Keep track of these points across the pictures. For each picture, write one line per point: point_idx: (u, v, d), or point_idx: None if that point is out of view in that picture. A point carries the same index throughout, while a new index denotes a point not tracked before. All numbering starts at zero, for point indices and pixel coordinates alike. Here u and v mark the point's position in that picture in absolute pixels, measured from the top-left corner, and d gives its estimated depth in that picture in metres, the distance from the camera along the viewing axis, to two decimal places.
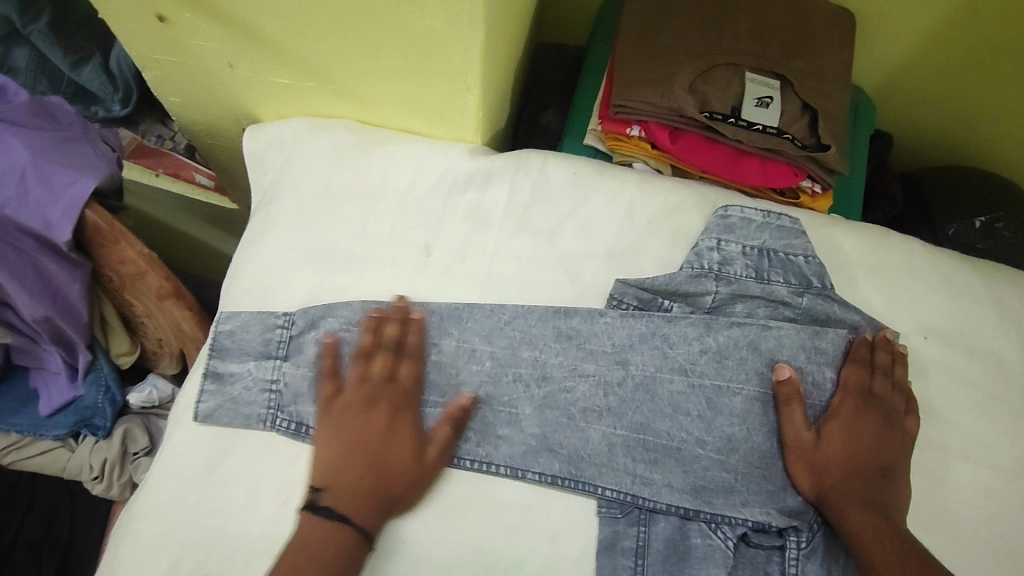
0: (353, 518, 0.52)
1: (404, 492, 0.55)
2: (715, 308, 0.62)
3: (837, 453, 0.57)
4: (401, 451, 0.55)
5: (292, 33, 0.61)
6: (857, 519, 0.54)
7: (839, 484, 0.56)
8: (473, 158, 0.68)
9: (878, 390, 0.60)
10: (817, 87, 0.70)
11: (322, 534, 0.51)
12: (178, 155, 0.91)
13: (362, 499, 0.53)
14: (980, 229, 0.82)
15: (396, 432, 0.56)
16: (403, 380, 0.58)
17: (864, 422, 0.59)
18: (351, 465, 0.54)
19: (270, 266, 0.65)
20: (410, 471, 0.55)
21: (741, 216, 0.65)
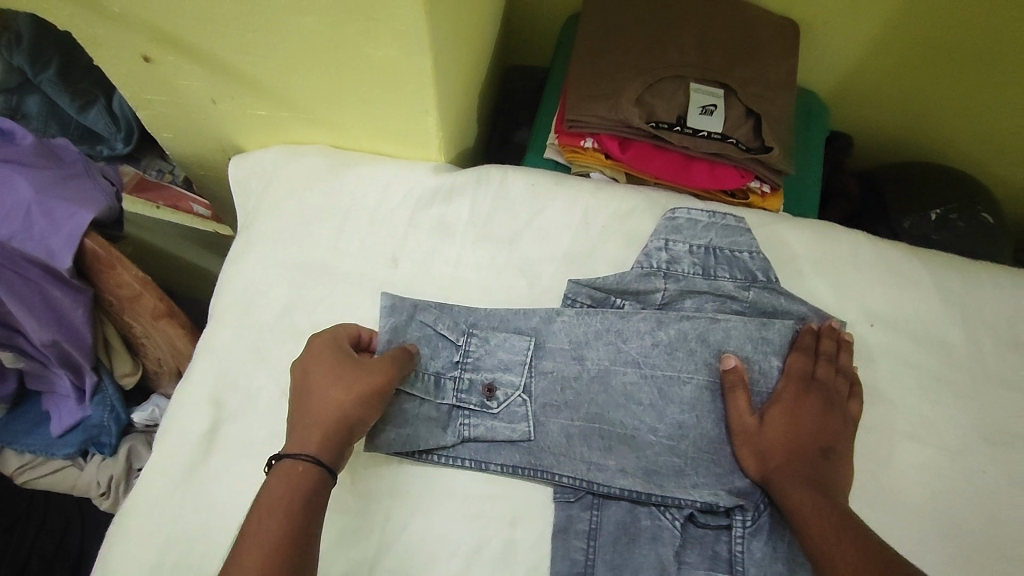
0: (293, 449, 0.53)
1: (342, 404, 0.55)
2: (664, 304, 0.66)
3: (779, 435, 0.60)
4: (327, 373, 0.57)
5: (264, 67, 0.67)
6: (797, 497, 0.56)
7: (781, 465, 0.59)
8: (437, 175, 0.73)
9: (819, 374, 0.63)
10: (759, 93, 0.74)
11: (272, 474, 0.52)
12: (177, 188, 1.02)
13: (309, 431, 0.54)
14: (935, 221, 0.84)
15: (322, 359, 0.58)
16: (339, 328, 0.61)
17: (806, 404, 0.62)
18: (296, 405, 0.56)
19: (250, 283, 0.70)
20: (341, 383, 0.56)
21: (688, 218, 0.68)
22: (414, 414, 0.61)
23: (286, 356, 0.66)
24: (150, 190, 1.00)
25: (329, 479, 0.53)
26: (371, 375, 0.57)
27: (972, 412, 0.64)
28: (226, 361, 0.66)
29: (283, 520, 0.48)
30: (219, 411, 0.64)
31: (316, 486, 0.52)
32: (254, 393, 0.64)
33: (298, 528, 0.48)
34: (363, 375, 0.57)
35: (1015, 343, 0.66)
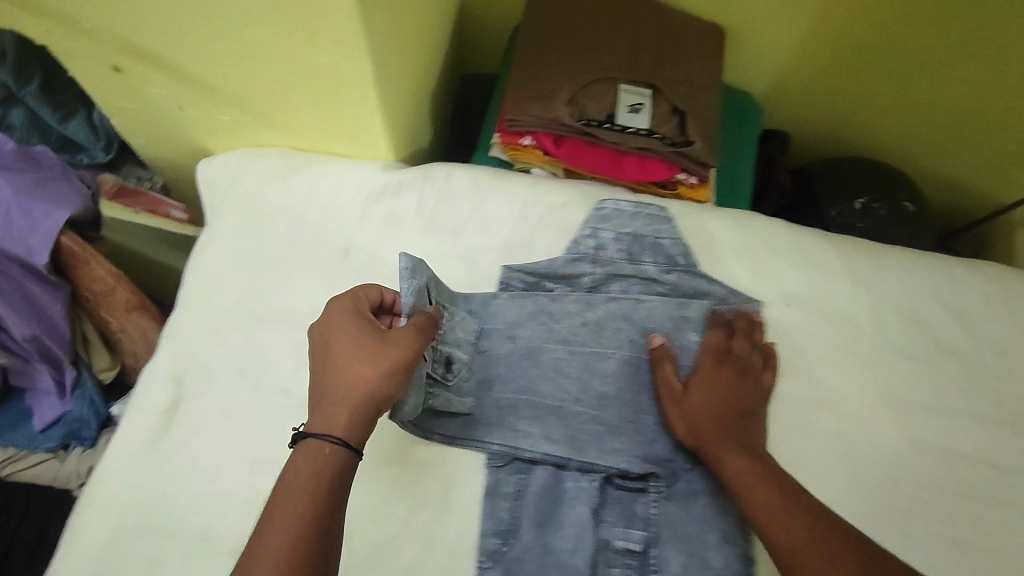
0: (317, 427, 0.53)
1: (369, 382, 0.54)
2: (593, 287, 0.72)
3: (703, 404, 0.65)
4: (352, 348, 0.55)
5: (223, 75, 0.73)
6: (733, 464, 0.62)
7: (711, 435, 0.63)
8: (386, 172, 0.79)
9: (732, 348, 0.68)
10: (686, 92, 0.80)
11: (298, 454, 0.52)
12: (155, 194, 1.02)
13: (334, 410, 0.53)
14: (859, 209, 0.90)
15: (346, 333, 0.56)
16: (361, 295, 0.60)
17: (726, 375, 0.67)
18: (320, 380, 0.55)
19: (211, 273, 0.75)
20: (367, 360, 0.54)
21: (615, 208, 0.74)
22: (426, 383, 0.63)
23: (244, 339, 0.71)
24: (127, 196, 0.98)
25: (355, 459, 0.53)
26: (397, 351, 0.55)
27: (875, 382, 0.70)
28: (188, 344, 0.72)
29: (309, 502, 0.50)
30: (179, 388, 0.69)
31: (340, 466, 0.52)
32: (213, 373, 0.70)
33: (323, 511, 0.50)
34: (389, 352, 0.55)
35: (916, 319, 0.72)
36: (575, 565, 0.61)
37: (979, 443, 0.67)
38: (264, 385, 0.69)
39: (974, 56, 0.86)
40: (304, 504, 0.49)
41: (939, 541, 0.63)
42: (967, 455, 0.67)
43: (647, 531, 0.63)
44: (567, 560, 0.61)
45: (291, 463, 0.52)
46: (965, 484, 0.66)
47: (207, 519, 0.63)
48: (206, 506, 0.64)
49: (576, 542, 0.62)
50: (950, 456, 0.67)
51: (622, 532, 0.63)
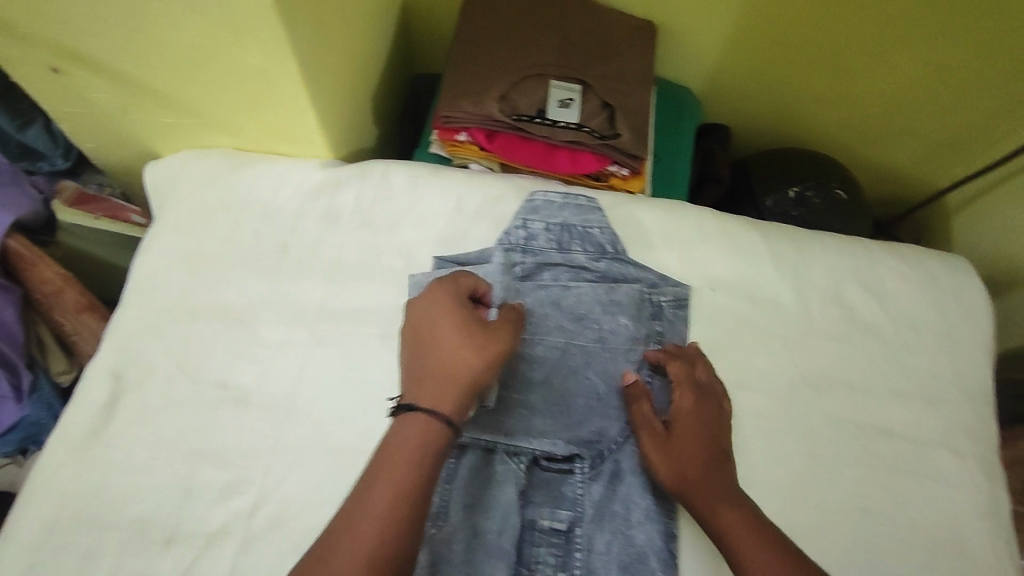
0: (420, 402, 0.55)
1: (473, 367, 0.56)
2: (525, 275, 0.73)
3: (687, 448, 0.62)
4: (456, 333, 0.58)
5: (160, 77, 0.75)
6: (727, 518, 0.58)
7: (700, 481, 0.60)
8: (323, 170, 0.81)
9: (703, 385, 0.66)
10: (617, 87, 0.82)
11: (404, 423, 0.54)
12: (116, 201, 1.02)
13: (439, 386, 0.55)
14: (793, 198, 0.92)
15: (449, 318, 0.59)
16: (459, 282, 0.63)
17: (706, 412, 0.64)
18: (421, 358, 0.57)
19: (152, 270, 0.77)
20: (471, 346, 0.57)
21: (544, 200, 0.76)
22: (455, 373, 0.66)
23: (184, 333, 0.73)
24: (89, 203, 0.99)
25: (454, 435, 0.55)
26: (496, 343, 0.59)
27: (798, 362, 0.72)
28: (127, 339, 0.73)
29: (412, 471, 0.52)
30: (118, 383, 0.70)
31: (442, 440, 0.54)
32: (153, 367, 0.71)
33: (425, 483, 0.52)
34: (489, 343, 0.58)
35: (838, 300, 0.75)
36: (502, 546, 0.62)
37: (894, 418, 0.70)
38: (203, 378, 0.71)
39: (898, 48, 0.89)
40: (410, 472, 0.52)
41: (856, 512, 0.65)
42: (882, 429, 0.69)
43: (572, 512, 0.65)
44: (493, 541, 0.62)
45: (393, 432, 0.54)
46: (881, 457, 0.68)
47: (143, 509, 0.65)
48: (143, 496, 0.65)
49: (503, 523, 0.63)
50: (868, 430, 0.69)
51: (548, 512, 0.65)
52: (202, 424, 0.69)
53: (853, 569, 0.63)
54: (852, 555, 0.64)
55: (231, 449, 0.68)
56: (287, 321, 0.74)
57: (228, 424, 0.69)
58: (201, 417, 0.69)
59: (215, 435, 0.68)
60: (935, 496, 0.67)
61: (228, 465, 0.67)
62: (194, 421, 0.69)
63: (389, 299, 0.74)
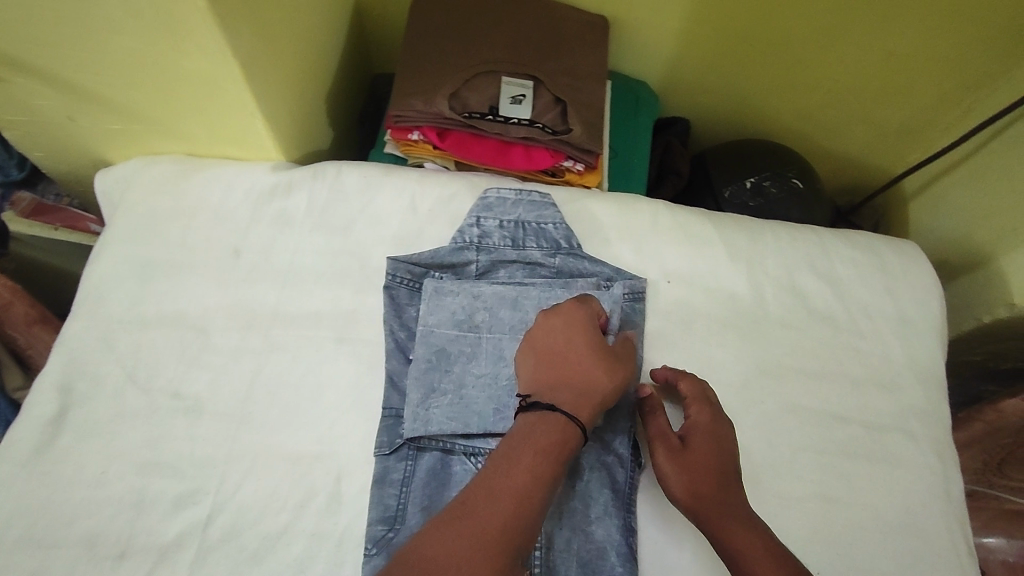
0: (557, 404, 0.57)
1: (607, 383, 0.59)
2: (480, 274, 0.73)
3: (703, 464, 0.60)
4: (594, 350, 0.61)
5: (101, 83, 0.73)
6: (742, 538, 0.55)
7: (713, 497, 0.58)
8: (275, 173, 0.80)
9: (714, 401, 0.65)
10: (568, 83, 0.82)
11: (538, 421, 0.56)
12: (75, 209, 1.02)
13: (573, 394, 0.58)
14: (750, 189, 0.93)
15: (584, 336, 0.62)
16: (593, 305, 0.67)
17: (720, 428, 0.63)
18: (557, 366, 0.60)
19: (101, 280, 0.75)
20: (606, 366, 0.61)
21: (497, 197, 0.76)
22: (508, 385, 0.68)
23: (135, 343, 0.72)
24: (46, 212, 0.99)
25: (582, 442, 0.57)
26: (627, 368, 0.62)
27: (754, 351, 0.72)
28: (76, 352, 0.71)
29: (545, 465, 0.53)
30: (66, 396, 0.69)
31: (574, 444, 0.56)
32: (103, 378, 0.70)
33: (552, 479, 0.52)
34: (621, 365, 0.62)
35: (793, 289, 0.75)
36: None
37: (849, 403, 0.70)
38: (155, 388, 0.70)
39: (849, 38, 0.90)
40: (545, 466, 0.52)
41: (812, 498, 0.66)
42: (837, 415, 0.70)
43: None
44: None
45: (527, 428, 0.55)
46: (837, 442, 0.69)
47: (94, 524, 0.63)
48: (93, 511, 0.64)
49: None
50: (823, 416, 0.70)
51: None
52: (153, 435, 0.67)
53: (811, 554, 0.63)
54: (809, 541, 0.64)
55: (185, 459, 0.66)
56: (240, 328, 0.73)
57: (180, 434, 0.68)
58: (153, 427, 0.68)
59: (168, 445, 0.67)
60: (890, 478, 0.68)
61: (181, 475, 0.66)
62: (145, 432, 0.68)
63: (343, 301, 0.74)
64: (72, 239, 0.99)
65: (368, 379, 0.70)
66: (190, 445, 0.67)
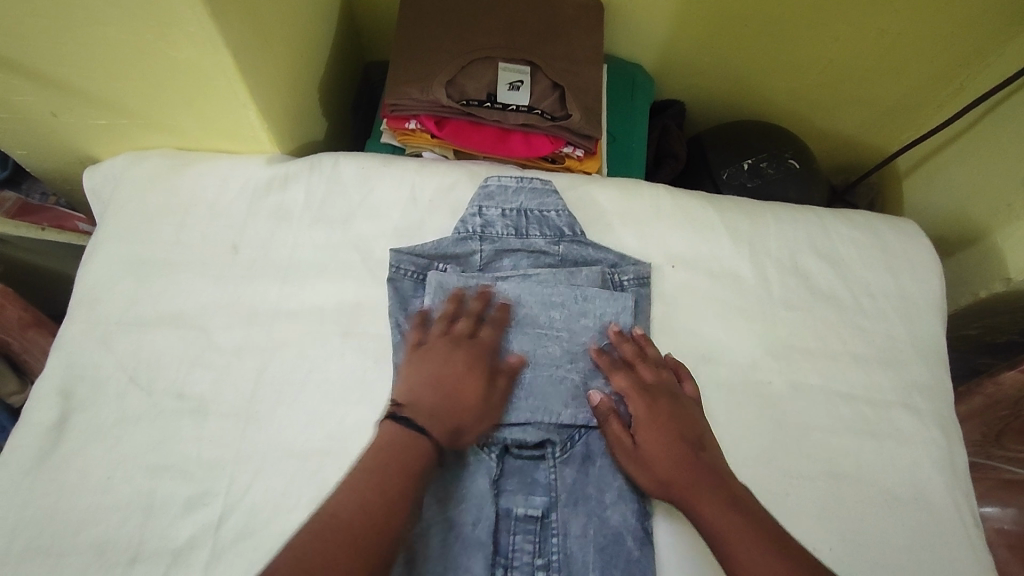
0: (425, 430, 0.59)
1: (471, 421, 0.62)
2: (484, 264, 0.73)
3: (657, 452, 0.61)
4: (474, 387, 0.63)
5: (87, 77, 0.71)
6: (709, 514, 0.57)
7: (674, 480, 0.60)
8: (270, 166, 0.78)
9: (650, 382, 0.66)
10: (566, 68, 0.81)
11: (398, 442, 0.58)
12: (61, 209, 0.99)
13: (442, 425, 0.60)
14: (748, 170, 0.93)
15: (473, 371, 0.63)
16: (494, 332, 0.67)
17: (664, 409, 0.64)
18: (437, 390, 0.61)
19: (96, 281, 0.74)
20: (480, 405, 0.63)
21: (498, 185, 0.75)
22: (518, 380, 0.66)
23: (135, 344, 0.71)
24: (33, 213, 0.96)
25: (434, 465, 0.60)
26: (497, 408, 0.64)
27: (760, 332, 0.72)
28: (74, 355, 0.70)
29: (398, 486, 0.55)
30: (67, 400, 0.68)
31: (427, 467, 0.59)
32: (104, 381, 0.69)
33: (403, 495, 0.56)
34: (492, 405, 0.64)
35: (796, 270, 0.75)
36: (478, 537, 0.61)
37: (854, 381, 0.71)
38: (158, 389, 0.69)
39: (843, 17, 0.90)
40: (399, 486, 0.55)
41: (821, 476, 0.67)
42: (844, 393, 0.71)
43: (546, 498, 0.64)
44: (469, 533, 0.61)
45: (389, 445, 0.57)
46: (844, 420, 0.69)
47: (102, 531, 0.62)
48: (100, 518, 0.63)
49: (478, 514, 0.62)
50: (829, 394, 0.70)
51: (522, 499, 0.64)
52: (158, 437, 0.66)
53: (822, 531, 0.64)
54: (820, 518, 0.65)
55: (193, 461, 0.66)
56: (242, 325, 0.72)
57: (187, 435, 0.67)
58: (157, 430, 0.67)
59: (174, 447, 0.66)
60: (896, 453, 0.69)
61: (189, 477, 0.65)
62: (149, 434, 0.67)
63: (347, 295, 0.73)
64: (62, 240, 0.94)
65: (376, 373, 0.69)
66: (197, 445, 0.66)
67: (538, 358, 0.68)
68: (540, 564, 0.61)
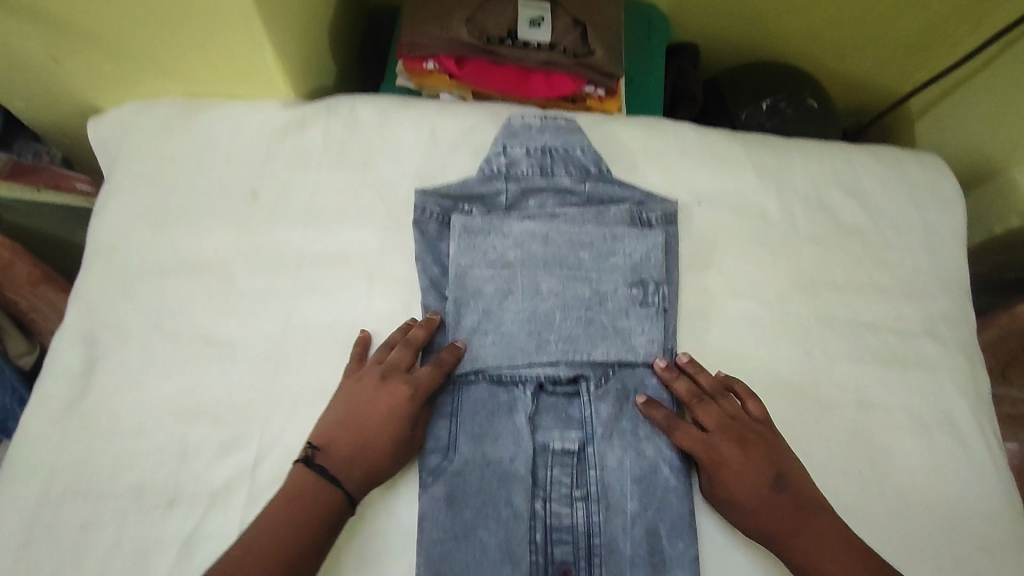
0: (334, 477, 0.57)
1: (385, 467, 0.59)
2: (509, 204, 0.71)
3: (747, 498, 0.59)
4: (392, 431, 0.59)
5: (92, 17, 0.68)
6: (823, 557, 0.57)
7: (773, 526, 0.58)
8: (286, 110, 0.76)
9: (715, 424, 0.62)
10: (586, 4, 0.79)
11: (303, 491, 0.56)
12: (57, 168, 0.94)
13: (352, 472, 0.58)
14: (767, 110, 0.92)
15: (393, 413, 0.60)
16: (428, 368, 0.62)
17: (736, 454, 0.60)
18: (353, 432, 0.59)
19: (113, 229, 0.72)
20: (396, 448, 0.59)
21: (522, 123, 0.73)
22: (547, 322, 0.65)
23: (156, 292, 0.69)
24: (26, 173, 0.90)
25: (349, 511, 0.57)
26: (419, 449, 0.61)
27: (788, 267, 0.72)
28: (96, 304, 0.69)
29: (299, 538, 0.54)
30: (93, 350, 0.67)
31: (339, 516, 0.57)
32: (128, 329, 0.68)
33: (306, 547, 0.54)
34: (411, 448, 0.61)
35: (821, 204, 0.75)
36: (517, 471, 0.61)
37: (881, 313, 0.72)
38: (184, 336, 0.68)
39: None
40: (300, 538, 0.54)
41: (850, 404, 0.68)
42: (871, 324, 0.71)
43: (582, 432, 0.64)
44: (508, 467, 0.61)
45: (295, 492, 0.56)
46: (871, 351, 0.70)
47: (138, 474, 0.62)
48: (136, 462, 0.62)
49: (515, 450, 0.62)
50: (857, 326, 0.71)
51: (558, 434, 0.64)
52: (187, 383, 0.66)
53: (851, 456, 0.66)
54: (850, 446, 0.66)
55: (225, 407, 0.65)
56: (265, 271, 0.70)
57: (216, 381, 0.66)
58: (185, 377, 0.66)
59: (204, 393, 0.65)
60: (923, 381, 0.70)
61: (221, 422, 0.64)
62: (177, 382, 0.66)
63: (371, 239, 0.72)
64: (59, 201, 0.91)
65: (405, 317, 0.69)
66: (227, 390, 0.66)
67: (567, 300, 0.66)
68: (579, 495, 0.62)
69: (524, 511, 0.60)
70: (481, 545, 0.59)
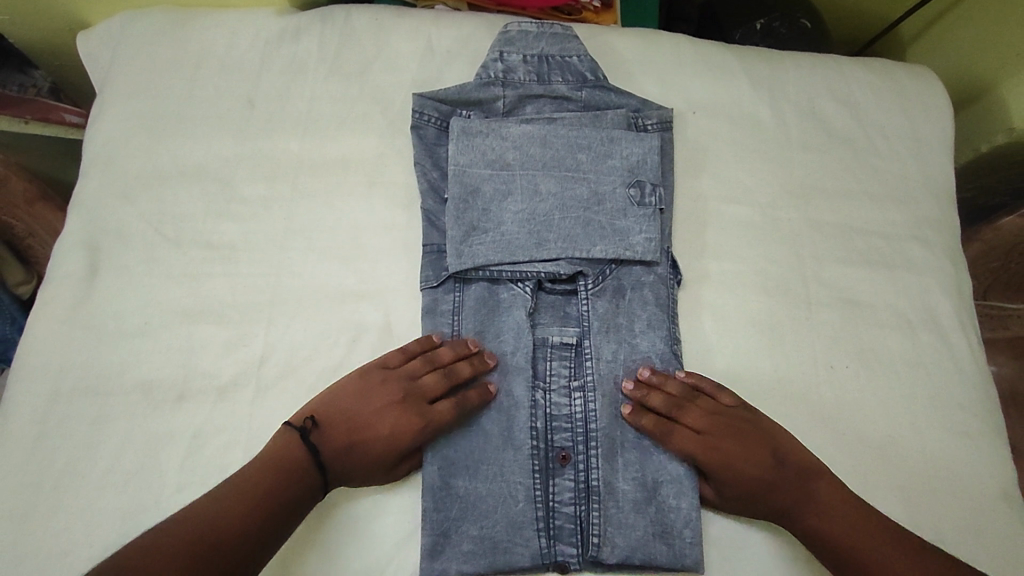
0: (320, 465, 0.56)
1: (362, 479, 0.58)
2: (507, 110, 0.72)
3: (746, 496, 0.59)
4: (386, 457, 0.58)
5: None
6: (839, 530, 0.58)
7: (784, 513, 0.59)
8: (280, 18, 0.76)
9: (704, 425, 0.61)
10: None
11: (286, 462, 0.55)
12: (43, 98, 0.89)
13: (335, 468, 0.57)
14: (760, 30, 0.92)
15: (397, 441, 0.58)
16: (447, 416, 0.59)
17: (730, 450, 0.60)
18: (355, 434, 0.58)
19: (109, 138, 0.72)
20: (381, 471, 0.58)
21: (519, 30, 0.73)
22: (546, 221, 0.66)
23: (157, 199, 0.69)
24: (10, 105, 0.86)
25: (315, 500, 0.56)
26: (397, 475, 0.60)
27: (780, 174, 0.74)
28: (96, 209, 0.69)
29: (264, 508, 0.53)
30: (95, 254, 0.67)
31: (307, 499, 0.56)
32: (129, 234, 0.68)
33: (268, 520, 0.53)
34: (391, 473, 0.59)
35: (812, 112, 0.77)
36: (518, 364, 0.63)
37: (869, 218, 0.74)
38: (187, 243, 0.68)
39: None
40: (263, 509, 0.53)
41: (838, 302, 0.70)
42: (859, 229, 0.73)
43: (580, 328, 0.65)
44: (509, 360, 0.63)
45: (277, 460, 0.56)
46: (859, 254, 0.72)
47: (147, 371, 0.63)
48: (143, 359, 0.64)
49: (516, 343, 0.64)
50: (846, 230, 0.73)
51: (556, 330, 0.66)
52: (191, 286, 0.66)
53: (838, 352, 0.68)
54: (838, 342, 0.69)
55: (228, 307, 0.66)
56: (265, 178, 0.71)
57: (220, 284, 0.67)
58: (188, 280, 0.67)
59: (207, 295, 0.66)
60: (909, 282, 0.72)
61: (225, 322, 0.65)
62: (181, 287, 0.66)
63: (369, 148, 0.72)
64: (48, 133, 0.90)
65: (405, 222, 0.70)
66: (230, 292, 0.66)
67: (566, 201, 0.67)
68: (576, 386, 0.64)
69: (525, 400, 0.62)
70: (484, 434, 0.61)
